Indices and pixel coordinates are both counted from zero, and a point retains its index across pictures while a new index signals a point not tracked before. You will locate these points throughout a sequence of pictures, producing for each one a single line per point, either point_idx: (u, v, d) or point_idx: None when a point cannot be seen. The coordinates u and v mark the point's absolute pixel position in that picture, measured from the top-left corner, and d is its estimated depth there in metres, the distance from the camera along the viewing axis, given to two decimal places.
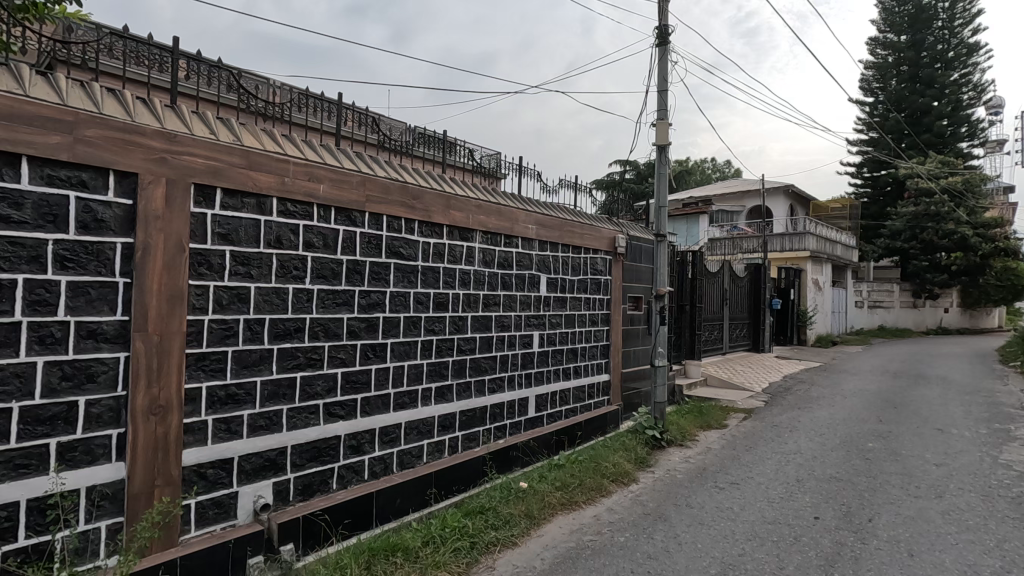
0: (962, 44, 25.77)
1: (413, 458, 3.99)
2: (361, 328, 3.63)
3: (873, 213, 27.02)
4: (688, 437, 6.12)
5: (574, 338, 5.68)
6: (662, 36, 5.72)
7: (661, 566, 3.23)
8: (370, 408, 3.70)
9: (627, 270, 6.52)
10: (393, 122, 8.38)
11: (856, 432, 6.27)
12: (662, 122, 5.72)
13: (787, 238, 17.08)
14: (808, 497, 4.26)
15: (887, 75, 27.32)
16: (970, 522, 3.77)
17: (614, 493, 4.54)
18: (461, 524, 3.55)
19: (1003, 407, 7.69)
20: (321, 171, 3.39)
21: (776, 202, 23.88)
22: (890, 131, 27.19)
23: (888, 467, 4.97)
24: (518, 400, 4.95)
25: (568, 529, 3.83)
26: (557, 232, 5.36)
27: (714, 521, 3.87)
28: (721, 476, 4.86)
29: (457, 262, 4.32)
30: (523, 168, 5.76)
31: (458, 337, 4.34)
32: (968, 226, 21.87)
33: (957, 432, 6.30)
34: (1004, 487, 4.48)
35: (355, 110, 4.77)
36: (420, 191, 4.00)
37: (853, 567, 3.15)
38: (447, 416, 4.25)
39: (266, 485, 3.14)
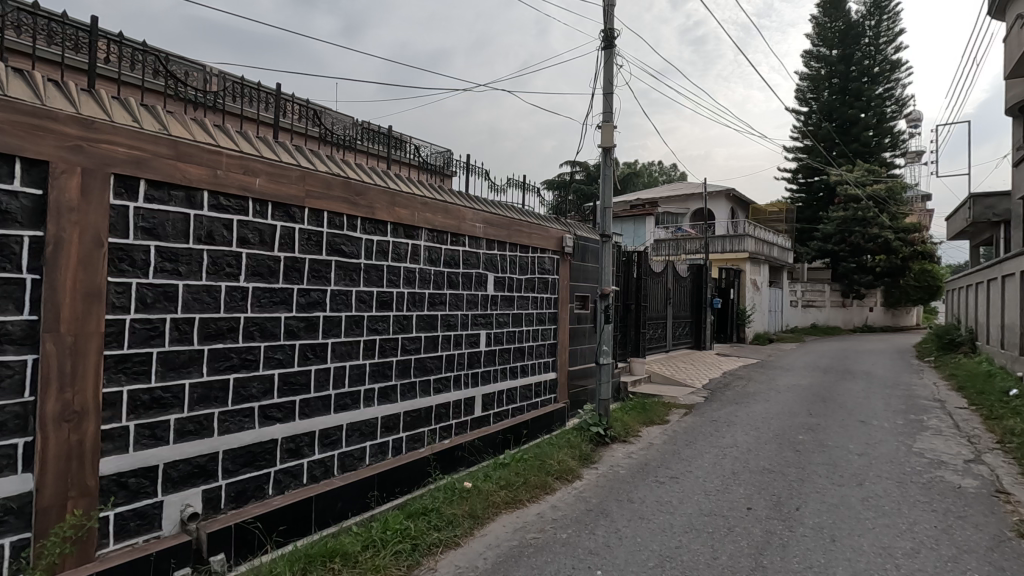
0: (886, 60, 27.55)
1: (355, 460, 3.90)
2: (300, 327, 3.51)
3: (807, 218, 28.53)
4: (631, 433, 6.27)
5: (522, 336, 5.71)
6: (607, 39, 5.81)
7: (602, 561, 3.27)
8: (310, 410, 3.59)
9: (574, 270, 6.61)
10: (338, 116, 8.13)
11: (788, 425, 6.61)
12: (608, 124, 5.82)
13: (727, 240, 17.78)
14: (742, 489, 4.45)
15: (820, 87, 28.89)
16: (886, 507, 4.03)
17: (558, 490, 4.58)
18: (403, 526, 3.50)
19: (919, 399, 8.28)
20: (256, 164, 3.25)
21: (718, 205, 24.84)
22: (822, 139, 28.77)
23: (815, 458, 5.24)
24: (464, 400, 4.92)
25: (512, 527, 3.83)
26: (505, 231, 5.37)
27: (653, 515, 3.97)
28: (662, 471, 5.01)
29: (401, 260, 4.24)
30: (472, 166, 5.74)
31: (402, 337, 4.27)
32: (890, 231, 23.50)
33: (877, 423, 6.73)
34: (917, 474, 4.82)
35: (295, 101, 4.59)
36: (363, 186, 3.91)
37: (781, 553, 3.31)
38: (391, 417, 4.17)
39: (195, 493, 2.98)
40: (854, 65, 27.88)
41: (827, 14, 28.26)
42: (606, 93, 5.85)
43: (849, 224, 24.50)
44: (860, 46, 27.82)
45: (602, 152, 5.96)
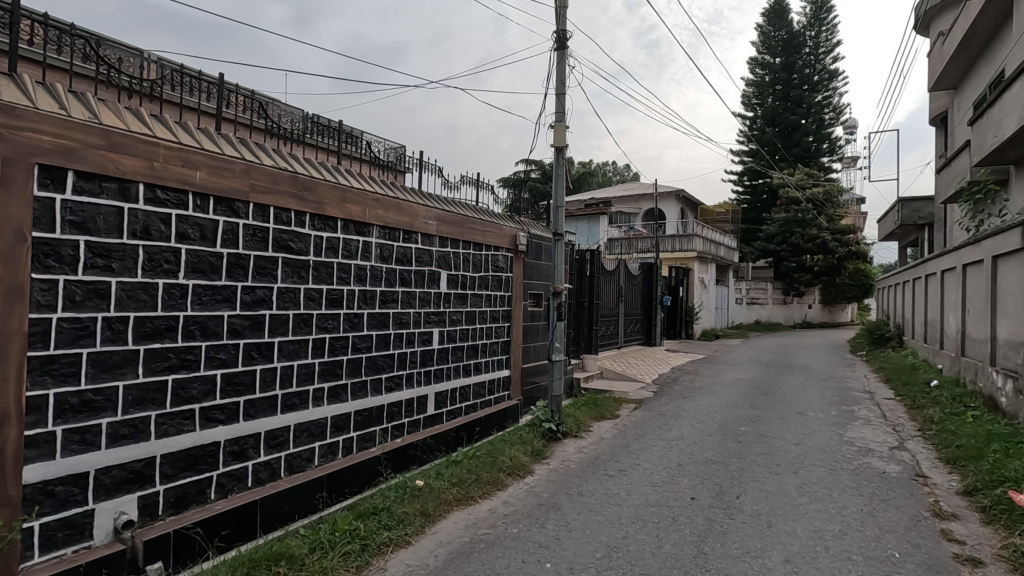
0: (825, 69, 28.99)
1: (303, 461, 3.82)
2: (245, 326, 3.40)
3: (752, 219, 29.75)
4: (582, 428, 6.39)
5: (475, 334, 5.71)
6: (560, 39, 5.89)
7: (552, 553, 3.34)
8: (255, 411, 3.49)
9: (528, 267, 6.67)
10: (287, 109, 7.91)
11: (732, 417, 6.90)
12: (561, 125, 5.90)
13: (677, 239, 18.29)
14: (686, 479, 4.62)
15: (764, 93, 30.12)
16: (818, 493, 4.28)
17: (510, 486, 4.62)
18: (352, 527, 3.46)
19: (850, 391, 8.79)
20: (197, 157, 3.12)
21: (669, 205, 25.54)
22: (766, 144, 30.01)
23: (755, 448, 5.50)
24: (416, 398, 4.89)
25: (463, 524, 3.85)
26: (458, 228, 5.36)
27: (602, 507, 4.07)
28: (611, 464, 5.13)
29: (352, 257, 4.17)
30: (426, 163, 5.70)
31: (353, 335, 4.21)
32: (827, 232, 24.80)
33: (812, 414, 7.13)
34: (847, 461, 5.13)
35: (239, 92, 4.43)
36: (312, 181, 3.82)
37: (721, 540, 3.46)
38: (341, 417, 4.11)
39: (130, 499, 2.85)
40: (795, 73, 29.20)
41: (771, 24, 29.51)
42: (558, 94, 5.92)
43: (791, 225, 25.67)
44: (801, 55, 29.17)
45: (554, 152, 6.03)
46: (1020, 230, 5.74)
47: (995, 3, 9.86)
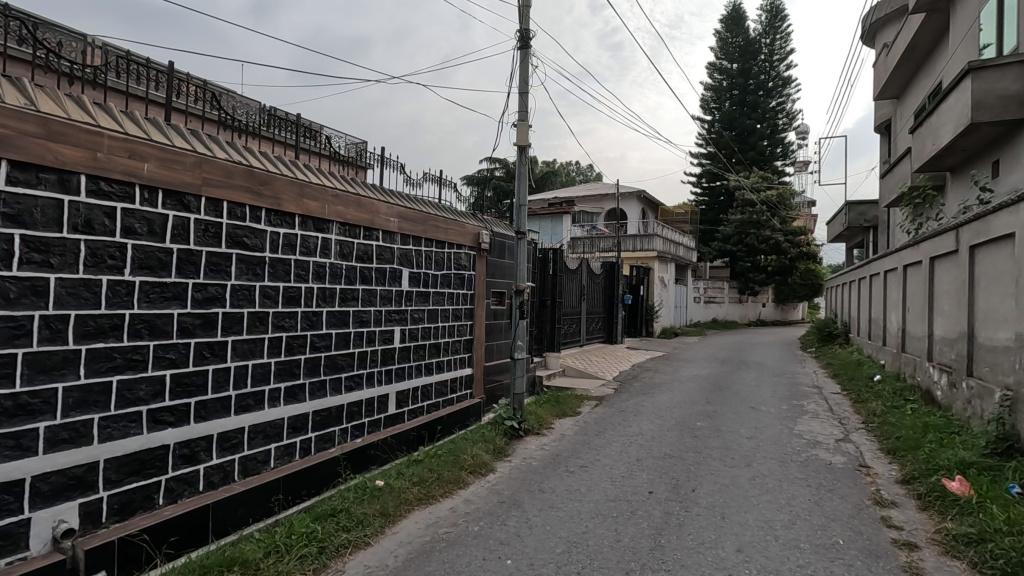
0: (779, 76, 30.03)
1: (258, 464, 3.71)
2: (196, 325, 3.28)
3: (710, 220, 30.57)
4: (544, 425, 6.44)
5: (438, 332, 5.68)
6: (523, 39, 5.90)
7: (513, 550, 3.35)
8: (207, 412, 3.37)
9: (491, 266, 6.67)
10: (244, 101, 7.67)
11: (689, 413, 7.08)
12: (524, 124, 5.92)
13: (638, 239, 18.62)
14: (645, 474, 4.72)
15: (722, 98, 30.97)
16: (770, 484, 4.44)
17: (472, 484, 4.62)
18: (309, 530, 3.39)
19: (800, 386, 9.16)
20: (145, 148, 2.99)
21: (630, 206, 25.96)
22: (723, 147, 30.89)
23: (711, 443, 5.67)
24: (377, 398, 4.83)
25: (424, 523, 3.82)
26: (420, 226, 5.31)
27: (563, 503, 4.12)
28: (572, 461, 5.19)
29: (310, 254, 4.08)
30: (387, 160, 5.63)
31: (311, 334, 4.12)
32: (780, 233, 25.72)
33: (765, 409, 7.39)
34: (797, 453, 5.35)
35: (190, 83, 4.26)
36: (268, 176, 3.71)
37: (678, 532, 3.55)
38: (298, 417, 4.02)
39: (71, 507, 2.71)
40: (751, 79, 30.15)
41: (729, 31, 30.38)
42: (521, 93, 5.94)
43: (746, 227, 26.49)
44: (756, 61, 30.14)
45: (517, 151, 6.05)
46: (954, 233, 6.10)
47: (933, 17, 10.44)
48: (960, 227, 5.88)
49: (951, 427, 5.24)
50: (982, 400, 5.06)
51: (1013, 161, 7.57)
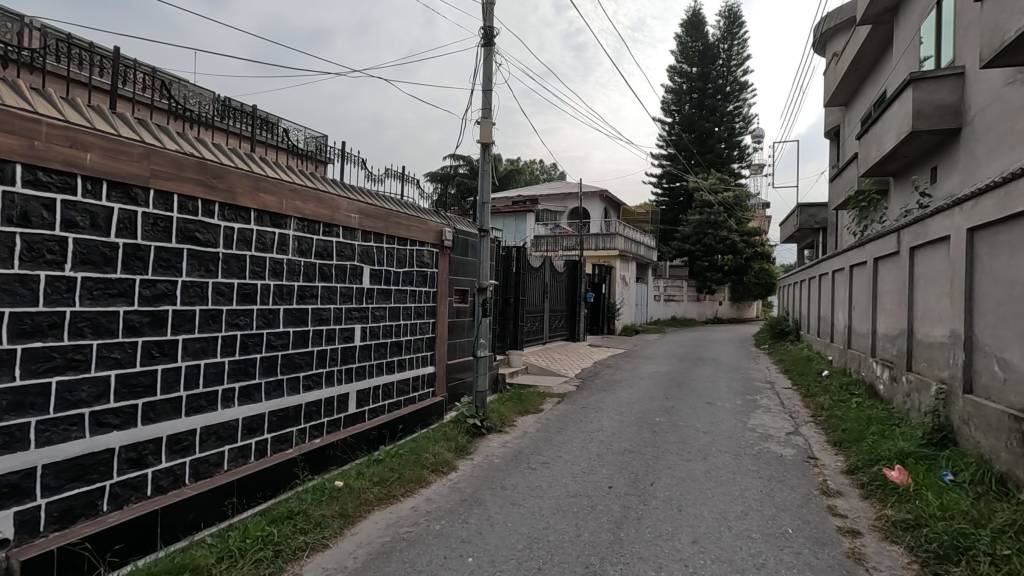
0: (736, 81, 30.91)
1: (211, 467, 3.59)
2: (144, 323, 3.15)
3: (670, 220, 31.26)
4: (506, 423, 6.46)
5: (399, 330, 5.61)
6: (487, 36, 5.89)
7: (474, 548, 3.36)
8: (155, 414, 3.23)
9: (453, 263, 6.64)
10: (197, 91, 7.39)
11: (648, 408, 7.23)
12: (487, 121, 5.91)
13: (600, 238, 18.86)
14: (605, 469, 4.79)
15: (682, 101, 31.65)
16: (724, 477, 4.59)
17: (433, 483, 4.59)
18: (264, 533, 3.30)
19: (754, 382, 9.48)
20: (88, 137, 2.84)
21: (593, 205, 26.25)
22: (683, 149, 31.60)
23: (669, 437, 5.81)
24: (337, 397, 4.74)
25: (384, 524, 3.77)
26: (382, 223, 5.24)
27: (524, 499, 4.14)
28: (534, 457, 5.23)
29: (267, 250, 3.96)
30: (348, 155, 5.52)
31: (268, 332, 4.00)
32: (736, 234, 26.52)
33: (720, 404, 7.62)
34: (750, 446, 5.54)
35: (137, 70, 4.07)
36: (222, 168, 3.59)
37: (636, 526, 3.63)
38: (254, 418, 3.90)
39: (5, 516, 2.56)
40: (710, 83, 30.92)
41: (689, 35, 31.06)
42: (484, 91, 5.93)
43: (704, 227, 27.19)
44: (715, 66, 30.93)
45: (480, 149, 6.03)
46: (896, 235, 6.44)
47: (878, 29, 10.97)
48: (901, 230, 6.20)
49: (891, 419, 5.53)
50: (920, 393, 5.36)
51: (948, 168, 8.03)
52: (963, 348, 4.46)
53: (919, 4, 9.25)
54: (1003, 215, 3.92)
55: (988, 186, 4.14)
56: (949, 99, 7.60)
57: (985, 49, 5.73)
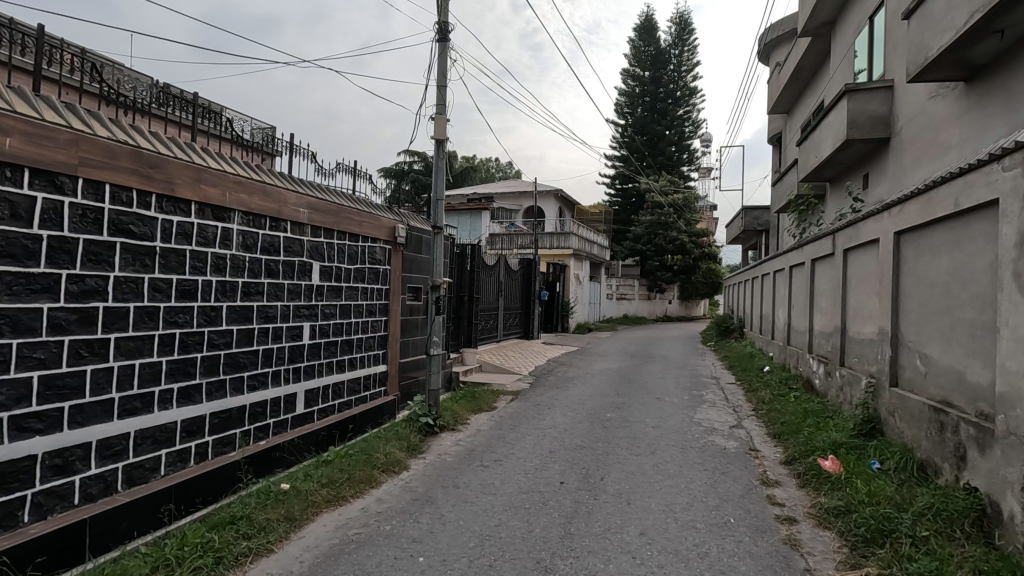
0: (686, 86, 31.82)
1: (146, 472, 3.41)
2: (72, 321, 2.96)
3: (622, 220, 31.91)
4: (459, 421, 6.43)
5: (350, 328, 5.49)
6: (442, 31, 5.83)
7: (425, 547, 3.32)
8: (84, 418, 3.04)
9: (407, 260, 6.55)
10: (135, 76, 7.00)
11: (600, 405, 7.37)
12: (441, 117, 5.85)
13: (554, 237, 19.05)
14: (557, 465, 4.85)
15: (635, 103, 32.33)
16: (671, 470, 4.73)
17: (385, 483, 4.53)
18: (204, 540, 3.16)
19: (701, 378, 9.81)
20: (8, 120, 2.64)
21: (548, 204, 26.48)
22: (635, 150, 32.30)
23: (619, 433, 5.93)
24: (284, 397, 4.59)
25: (333, 526, 3.69)
26: (333, 218, 5.11)
27: (477, 497, 4.14)
28: (486, 455, 5.23)
29: (208, 245, 3.79)
30: (297, 148, 5.36)
31: (209, 330, 3.83)
32: (686, 234, 27.41)
33: (669, 399, 7.85)
34: (696, 440, 5.73)
35: (65, 51, 3.81)
36: (159, 158, 3.41)
37: (587, 519, 3.69)
38: (193, 420, 3.73)
39: None
40: (661, 87, 31.72)
41: (642, 40, 31.75)
42: (439, 87, 5.87)
43: (655, 227, 27.89)
44: (666, 71, 31.75)
45: (434, 145, 5.97)
46: (831, 237, 6.80)
47: (817, 42, 11.54)
48: (836, 232, 6.55)
49: (826, 412, 5.84)
50: (851, 387, 5.68)
51: (879, 175, 8.53)
52: (890, 345, 4.75)
53: (854, 19, 9.80)
54: (926, 221, 4.21)
55: (913, 193, 4.43)
56: (880, 110, 8.08)
57: (912, 64, 6.13)
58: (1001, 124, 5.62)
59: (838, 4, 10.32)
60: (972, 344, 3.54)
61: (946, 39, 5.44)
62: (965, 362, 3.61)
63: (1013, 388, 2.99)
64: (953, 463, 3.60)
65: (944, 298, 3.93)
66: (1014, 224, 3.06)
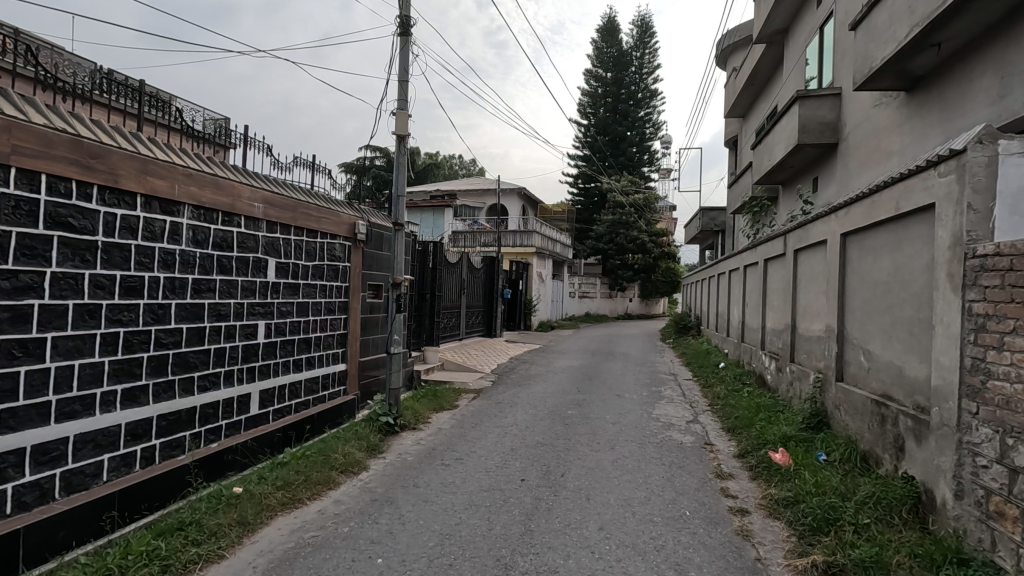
0: (647, 88, 32.39)
1: (86, 478, 3.24)
2: (3, 319, 2.78)
3: (585, 219, 32.25)
4: (420, 420, 6.36)
5: (308, 327, 5.36)
6: (403, 25, 5.75)
7: (384, 548, 3.28)
8: (16, 424, 2.86)
9: (367, 257, 6.44)
10: (78, 61, 6.64)
11: (561, 402, 7.43)
12: (403, 113, 5.77)
13: (517, 235, 19.10)
14: (518, 463, 4.87)
15: (597, 104, 32.70)
16: (630, 465, 4.81)
17: (343, 484, 4.44)
18: (150, 548, 3.03)
19: (660, 374, 10.02)
20: None
21: (511, 202, 26.52)
22: (598, 150, 32.68)
23: (580, 429, 6.00)
24: (237, 398, 4.45)
25: (287, 529, 3.60)
26: (289, 213, 4.97)
27: (437, 496, 4.11)
28: (447, 454, 5.20)
29: (155, 240, 3.63)
30: (252, 141, 5.18)
31: (156, 329, 3.67)
32: (646, 234, 27.89)
33: (629, 395, 8.00)
34: (654, 435, 5.85)
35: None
36: (102, 148, 3.24)
37: (546, 516, 3.71)
38: (139, 423, 3.57)
39: None
40: (623, 88, 32.16)
41: (605, 41, 32.14)
42: (400, 81, 5.79)
43: (617, 227, 28.30)
44: (628, 73, 32.24)
45: (396, 140, 5.88)
46: (783, 238, 7.06)
47: (771, 49, 11.94)
48: (788, 233, 6.80)
49: (777, 406, 6.05)
50: (800, 381, 5.91)
51: (827, 179, 8.90)
52: (836, 342, 4.97)
53: (805, 28, 10.19)
54: (869, 223, 4.41)
55: (858, 196, 4.64)
56: (829, 117, 8.42)
57: (857, 74, 6.42)
58: (937, 133, 5.94)
59: (791, 13, 10.71)
60: (910, 341, 3.73)
61: (888, 50, 5.71)
62: (903, 357, 3.81)
63: (946, 382, 3.17)
64: (893, 453, 3.79)
65: (885, 297, 4.13)
66: (948, 228, 3.24)
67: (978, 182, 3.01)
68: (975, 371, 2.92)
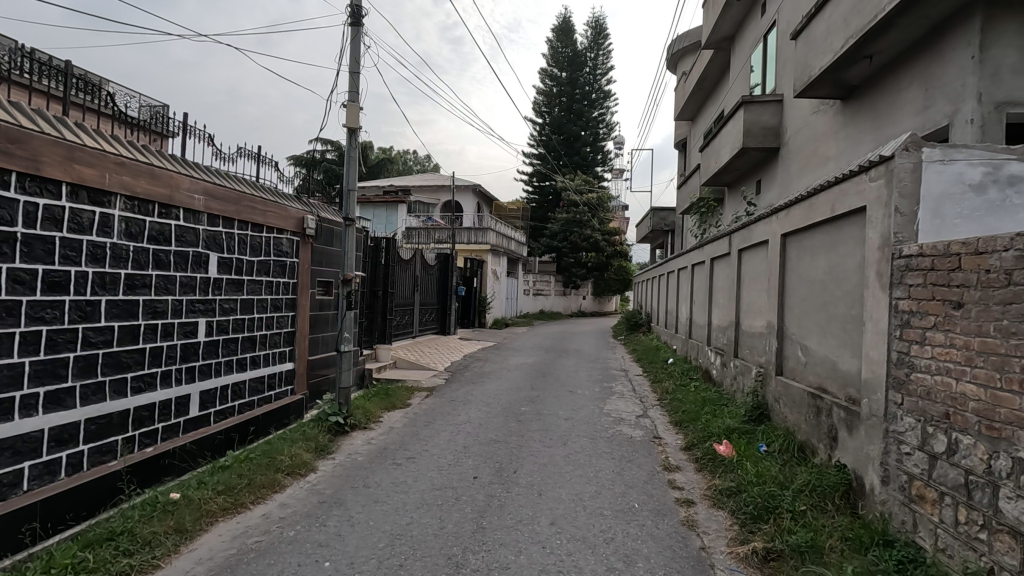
0: (600, 90, 32.87)
1: (4, 488, 3.00)
2: None
3: (539, 217, 32.48)
4: (371, 419, 6.24)
5: (253, 324, 5.16)
6: (354, 15, 5.61)
7: (331, 551, 3.19)
8: None
9: (316, 253, 6.26)
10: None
11: (515, 399, 7.46)
12: (353, 105, 5.63)
13: (472, 232, 19.04)
14: (471, 460, 4.85)
15: (552, 103, 32.96)
16: (581, 460, 4.89)
17: (289, 487, 4.30)
18: (76, 560, 2.84)
19: (611, 370, 10.21)
20: None
21: (466, 199, 26.40)
22: (552, 149, 32.95)
23: (533, 426, 6.04)
24: (175, 399, 4.23)
25: (229, 535, 3.45)
26: (233, 206, 4.76)
27: (388, 496, 4.04)
28: (399, 453, 5.13)
29: (83, 232, 3.40)
30: (192, 129, 4.93)
31: (85, 327, 3.44)
32: (599, 233, 28.34)
33: (581, 391, 8.12)
34: (606, 430, 5.95)
35: None
36: (22, 133, 3.01)
37: (499, 512, 3.72)
38: (65, 428, 3.33)
39: None
40: (577, 89, 32.52)
41: (560, 41, 32.42)
42: (351, 73, 5.64)
43: (571, 225, 28.64)
44: (582, 74, 32.62)
45: (346, 133, 5.73)
46: (728, 237, 7.32)
47: (718, 55, 12.34)
48: (732, 233, 7.05)
49: (721, 400, 6.27)
50: (743, 376, 6.15)
51: (769, 182, 9.28)
52: (777, 338, 5.19)
53: (750, 37, 10.58)
54: (807, 224, 4.62)
55: (797, 199, 4.85)
56: (772, 122, 8.78)
57: (798, 81, 6.72)
58: (869, 140, 6.29)
59: (737, 21, 11.10)
60: (843, 337, 3.94)
61: (826, 60, 6.00)
62: (837, 352, 4.01)
63: (874, 375, 3.36)
64: (827, 443, 3.99)
65: (821, 295, 4.34)
66: (878, 229, 3.44)
67: (904, 187, 3.20)
68: (900, 364, 3.12)
